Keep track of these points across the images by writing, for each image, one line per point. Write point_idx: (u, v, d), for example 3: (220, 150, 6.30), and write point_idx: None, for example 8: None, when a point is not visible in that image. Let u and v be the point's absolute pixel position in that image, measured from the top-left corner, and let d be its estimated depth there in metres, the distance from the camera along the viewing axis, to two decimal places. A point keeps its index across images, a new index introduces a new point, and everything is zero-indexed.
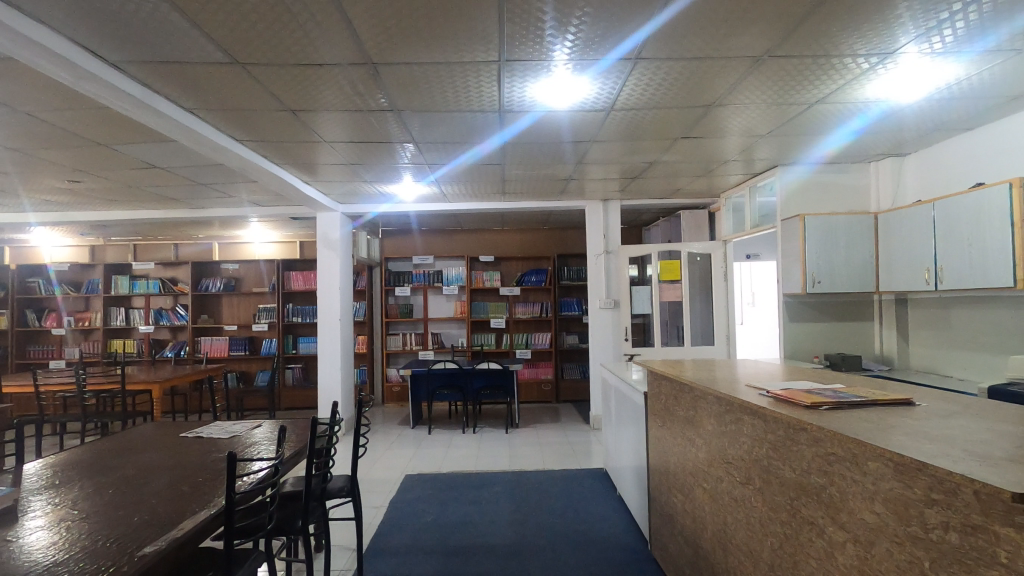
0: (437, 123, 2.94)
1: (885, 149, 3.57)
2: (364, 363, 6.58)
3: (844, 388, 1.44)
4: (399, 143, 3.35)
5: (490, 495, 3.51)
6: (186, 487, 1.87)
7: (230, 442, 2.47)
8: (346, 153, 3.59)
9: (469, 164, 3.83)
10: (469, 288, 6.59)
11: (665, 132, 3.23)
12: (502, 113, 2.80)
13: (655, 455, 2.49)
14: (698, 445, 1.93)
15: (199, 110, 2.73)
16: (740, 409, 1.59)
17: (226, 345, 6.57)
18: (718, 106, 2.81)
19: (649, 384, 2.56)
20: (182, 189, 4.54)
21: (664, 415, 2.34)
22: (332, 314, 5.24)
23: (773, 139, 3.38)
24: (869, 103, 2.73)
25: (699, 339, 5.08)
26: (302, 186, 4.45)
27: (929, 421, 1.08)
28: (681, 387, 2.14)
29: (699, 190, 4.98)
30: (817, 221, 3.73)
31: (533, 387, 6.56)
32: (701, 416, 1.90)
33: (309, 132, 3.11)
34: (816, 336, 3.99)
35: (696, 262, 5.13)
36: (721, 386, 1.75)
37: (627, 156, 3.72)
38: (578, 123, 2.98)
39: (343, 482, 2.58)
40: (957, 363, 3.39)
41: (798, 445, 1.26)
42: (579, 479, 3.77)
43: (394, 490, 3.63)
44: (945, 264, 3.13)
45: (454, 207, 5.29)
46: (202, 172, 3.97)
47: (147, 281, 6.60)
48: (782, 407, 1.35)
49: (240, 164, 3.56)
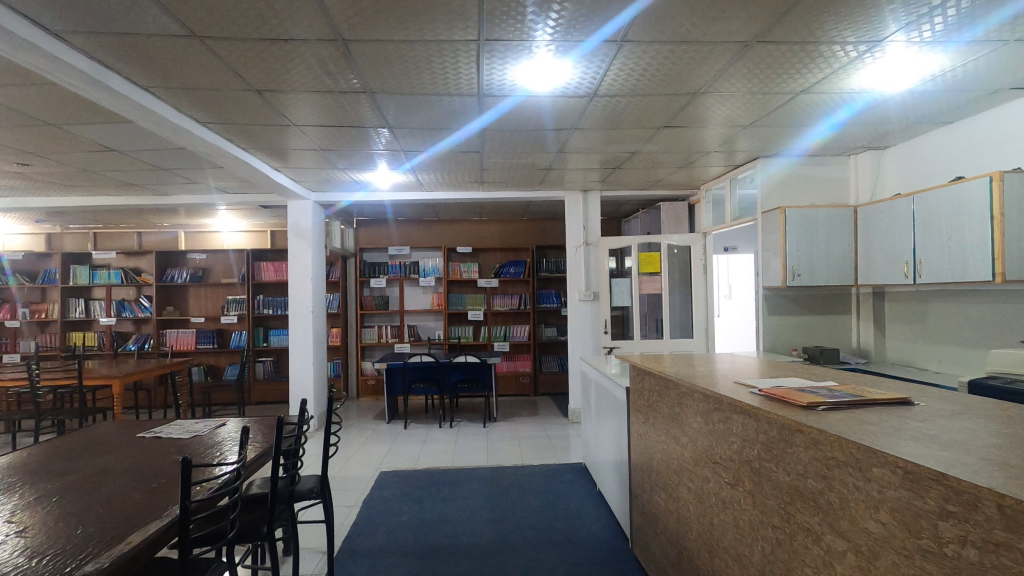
0: (413, 107, 2.81)
1: (867, 141, 3.55)
2: (338, 356, 6.43)
3: (837, 386, 1.38)
4: (373, 129, 3.21)
5: (467, 491, 3.42)
6: (139, 493, 1.74)
7: (191, 443, 2.33)
8: (317, 139, 3.43)
9: (446, 151, 3.70)
10: (446, 279, 6.46)
11: (648, 121, 3.16)
12: (481, 98, 2.68)
13: (637, 452, 2.43)
14: (683, 444, 1.87)
15: (156, 89, 2.55)
16: (729, 407, 1.52)
17: (193, 338, 6.32)
18: (703, 94, 2.75)
19: (631, 379, 2.50)
20: (143, 174, 4.32)
21: (647, 412, 2.28)
22: (304, 307, 5.07)
23: (755, 130, 3.34)
24: (854, 94, 2.69)
25: (677, 332, 5.06)
26: (271, 173, 4.26)
27: (932, 424, 1.03)
28: (665, 383, 2.07)
29: (680, 182, 4.93)
30: (797, 214, 3.71)
31: (512, 379, 6.49)
32: (687, 413, 1.84)
33: (277, 114, 2.94)
34: (796, 329, 3.99)
35: (675, 254, 5.10)
36: (708, 383, 1.69)
37: (608, 146, 3.64)
38: (560, 110, 2.88)
39: (312, 483, 2.46)
40: (933, 356, 3.41)
41: (793, 448, 1.20)
42: (558, 475, 3.71)
43: (368, 488, 3.52)
44: (924, 258, 3.13)
45: (430, 196, 5.15)
46: (164, 157, 3.77)
47: (108, 271, 6.31)
48: (775, 406, 1.28)
49: (204, 148, 3.38)
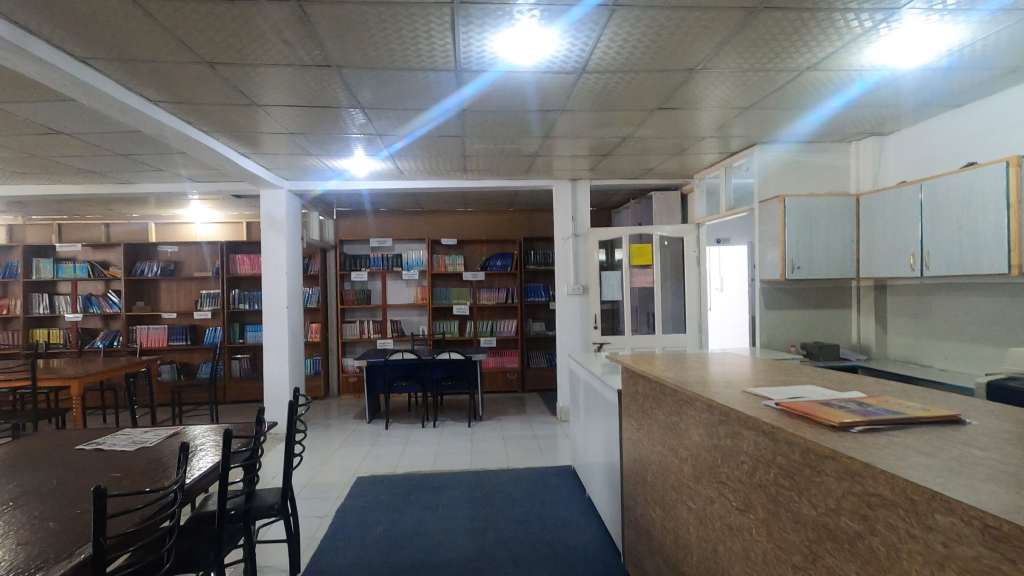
0: (386, 85, 2.56)
1: (872, 126, 3.37)
2: (318, 353, 6.18)
3: (865, 399, 1.18)
4: (346, 110, 2.96)
5: (447, 499, 3.22)
6: (54, 522, 1.49)
7: (135, 454, 2.09)
8: (285, 121, 3.17)
9: (426, 134, 3.46)
10: (430, 273, 6.22)
11: (640, 102, 2.93)
12: (459, 73, 2.44)
13: (629, 461, 2.23)
14: (682, 457, 1.67)
15: (95, 60, 2.28)
16: (738, 422, 1.32)
17: (165, 334, 6.04)
18: (701, 71, 2.54)
19: (623, 382, 2.29)
20: (102, 160, 4.03)
21: (641, 417, 2.07)
22: (278, 303, 4.82)
23: (756, 113, 3.13)
24: (866, 71, 2.49)
25: (669, 327, 4.87)
26: (240, 159, 3.99)
27: (1001, 453, 0.83)
28: (661, 388, 1.86)
29: (673, 170, 4.72)
30: (797, 203, 3.52)
31: (499, 376, 6.28)
32: (686, 424, 1.64)
33: (237, 93, 2.68)
34: (793, 324, 3.81)
35: (667, 246, 4.90)
36: (712, 391, 1.49)
37: (598, 130, 3.42)
38: (545, 88, 2.65)
39: (274, 497, 2.23)
40: (937, 353, 3.26)
41: (822, 477, 0.99)
42: (546, 479, 3.51)
43: (343, 496, 3.30)
44: (932, 249, 2.95)
45: (412, 185, 4.90)
46: (120, 140, 3.48)
47: (74, 265, 5.99)
48: (797, 424, 1.07)
49: (160, 131, 3.10)
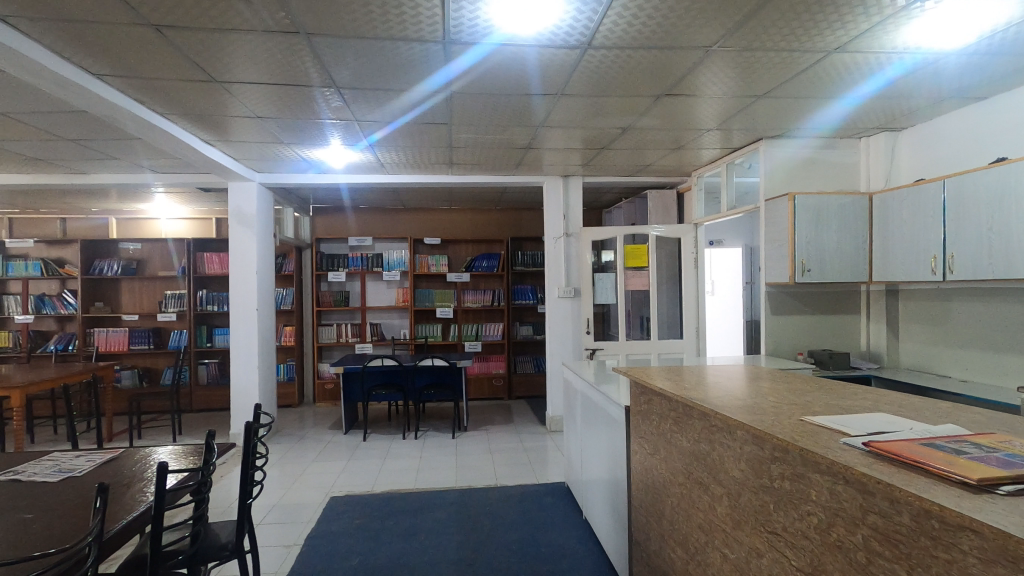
0: (366, 60, 2.27)
1: (888, 120, 3.16)
2: (292, 358, 5.82)
3: (977, 437, 0.92)
4: (320, 90, 2.65)
5: (431, 523, 2.92)
6: None
7: (56, 486, 1.75)
8: (252, 103, 2.85)
9: (410, 122, 3.16)
10: (412, 273, 5.90)
11: (647, 87, 2.66)
12: (448, 46, 2.15)
13: (640, 488, 1.96)
14: (714, 494, 1.40)
15: (16, 19, 1.94)
16: (801, 461, 1.05)
17: (126, 338, 5.61)
18: (718, 51, 2.27)
19: (632, 398, 2.02)
20: (51, 146, 3.64)
21: (657, 439, 1.81)
22: (247, 306, 4.46)
23: (770, 102, 2.88)
24: (900, 54, 2.26)
25: (665, 332, 4.62)
26: (206, 147, 3.64)
27: None
28: (684, 409, 1.60)
29: (670, 167, 4.49)
30: (807, 201, 3.29)
31: (484, 382, 5.99)
32: (721, 456, 1.37)
33: (193, 67, 2.36)
34: (799, 331, 3.59)
35: (663, 246, 4.66)
36: (758, 419, 1.22)
37: (595, 120, 3.16)
38: (547, 66, 2.37)
39: (229, 536, 1.91)
40: (956, 362, 3.06)
41: (954, 554, 0.73)
42: (537, 499, 3.23)
43: (314, 520, 2.98)
44: (956, 251, 2.75)
45: (394, 180, 4.59)
46: (66, 122, 3.11)
47: (25, 263, 5.54)
48: (910, 475, 0.80)
49: (107, 111, 2.74)
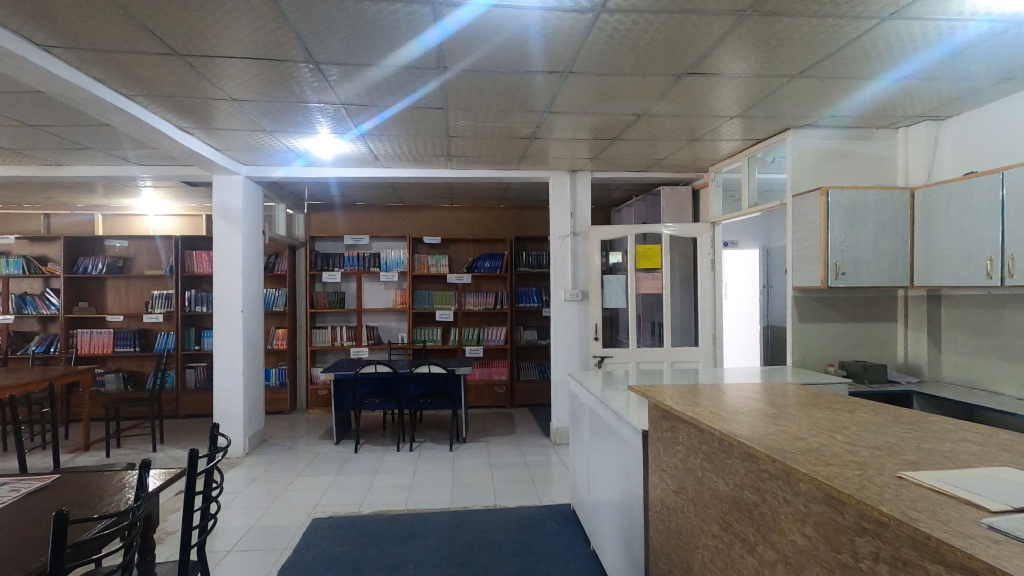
0: (343, 23, 1.96)
1: (933, 106, 2.85)
2: (283, 362, 5.54)
3: None
4: (300, 66, 2.35)
5: (421, 552, 2.61)
6: None
7: None
8: (224, 83, 2.56)
9: (403, 107, 2.87)
10: (410, 274, 5.60)
11: (663, 63, 2.35)
12: (436, 6, 1.85)
13: (660, 530, 1.65)
14: (764, 559, 1.09)
15: None
16: (911, 542, 0.74)
17: (110, 339, 5.36)
18: (750, 16, 1.94)
19: (651, 422, 1.72)
20: (17, 133, 3.36)
21: (684, 476, 1.49)
22: (232, 307, 4.17)
23: (805, 84, 2.57)
24: (965, 21, 1.95)
25: (678, 339, 4.30)
26: (184, 136, 3.36)
27: None
28: (721, 443, 1.29)
29: (685, 162, 4.19)
30: (842, 196, 2.97)
31: (485, 389, 5.69)
32: (775, 510, 1.06)
33: (149, 34, 2.06)
34: (829, 339, 3.26)
35: (677, 247, 4.34)
36: (833, 470, 0.91)
37: (606, 104, 2.85)
38: (551, 34, 2.06)
39: None
40: (1010, 378, 2.72)
41: None
42: (539, 525, 2.92)
43: (293, 546, 2.70)
44: (1018, 252, 2.41)
45: (389, 174, 4.30)
46: (25, 104, 2.83)
47: (6, 260, 5.28)
48: None
49: (62, 91, 2.46)
